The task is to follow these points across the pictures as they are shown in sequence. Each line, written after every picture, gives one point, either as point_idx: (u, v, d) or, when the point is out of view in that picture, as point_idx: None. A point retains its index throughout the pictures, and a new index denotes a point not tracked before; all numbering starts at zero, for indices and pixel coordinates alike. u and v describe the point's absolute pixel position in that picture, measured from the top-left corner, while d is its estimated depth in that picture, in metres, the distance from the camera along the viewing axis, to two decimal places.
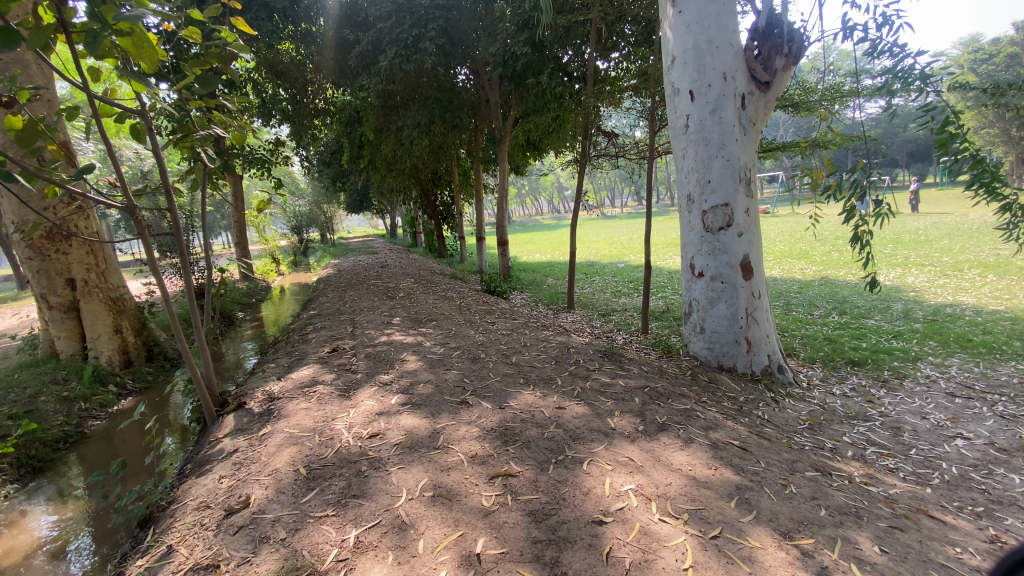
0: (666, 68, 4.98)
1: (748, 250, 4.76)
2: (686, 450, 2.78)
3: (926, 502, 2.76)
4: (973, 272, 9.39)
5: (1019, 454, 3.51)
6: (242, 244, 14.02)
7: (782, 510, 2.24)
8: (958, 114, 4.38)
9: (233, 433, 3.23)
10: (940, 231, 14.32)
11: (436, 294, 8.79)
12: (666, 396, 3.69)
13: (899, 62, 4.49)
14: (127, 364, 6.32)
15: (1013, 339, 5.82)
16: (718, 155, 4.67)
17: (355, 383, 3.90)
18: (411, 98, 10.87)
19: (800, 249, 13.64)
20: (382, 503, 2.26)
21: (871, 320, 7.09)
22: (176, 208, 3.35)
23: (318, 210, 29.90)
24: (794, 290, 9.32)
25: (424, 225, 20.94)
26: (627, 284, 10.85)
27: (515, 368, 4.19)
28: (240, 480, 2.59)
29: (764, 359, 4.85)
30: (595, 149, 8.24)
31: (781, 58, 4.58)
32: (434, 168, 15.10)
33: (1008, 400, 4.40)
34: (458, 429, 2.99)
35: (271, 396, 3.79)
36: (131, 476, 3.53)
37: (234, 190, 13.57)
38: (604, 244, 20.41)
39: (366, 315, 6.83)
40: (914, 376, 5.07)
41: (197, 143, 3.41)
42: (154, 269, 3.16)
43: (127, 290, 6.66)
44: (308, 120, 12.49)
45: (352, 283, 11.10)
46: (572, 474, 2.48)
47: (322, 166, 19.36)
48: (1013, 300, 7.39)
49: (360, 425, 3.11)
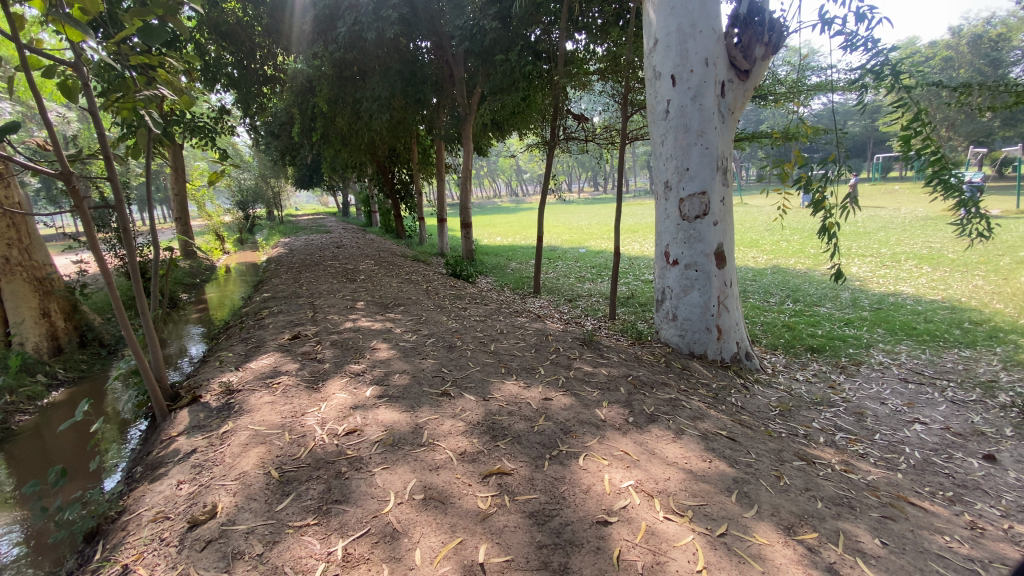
0: (648, 51, 4.87)
1: (722, 239, 4.78)
2: (678, 442, 2.73)
3: (902, 488, 2.88)
4: (910, 263, 10.03)
5: (973, 439, 3.75)
6: (183, 219, 12.98)
7: (782, 504, 2.23)
8: (925, 112, 4.52)
9: (188, 431, 2.92)
10: (877, 224, 15.25)
11: (399, 278, 8.43)
12: (649, 385, 3.67)
13: (873, 57, 4.59)
14: (57, 351, 5.66)
15: (953, 326, 6.24)
16: (697, 143, 4.62)
17: (323, 373, 3.64)
18: (370, 68, 10.20)
19: (751, 238, 14.20)
20: (369, 509, 2.08)
21: (822, 308, 7.43)
22: (119, 177, 2.91)
23: (264, 185, 28.35)
24: (750, 278, 9.64)
25: (380, 204, 20.24)
26: (590, 270, 10.85)
27: (495, 357, 4.03)
28: (202, 486, 2.33)
29: (733, 346, 4.93)
30: (564, 131, 7.98)
31: (761, 47, 4.56)
32: (392, 145, 14.44)
33: (956, 386, 4.71)
34: (442, 424, 2.82)
35: (230, 388, 3.45)
36: (71, 482, 3.16)
37: (174, 160, 12.54)
38: (564, 229, 20.39)
39: (326, 299, 6.41)
40: (870, 362, 5.32)
41: (140, 104, 2.97)
42: (92, 243, 2.71)
43: (55, 269, 5.96)
44: (256, 88, 11.84)
45: (307, 264, 10.54)
46: (569, 471, 2.37)
47: (269, 138, 18.15)
48: (948, 290, 7.94)
49: (334, 420, 2.87)
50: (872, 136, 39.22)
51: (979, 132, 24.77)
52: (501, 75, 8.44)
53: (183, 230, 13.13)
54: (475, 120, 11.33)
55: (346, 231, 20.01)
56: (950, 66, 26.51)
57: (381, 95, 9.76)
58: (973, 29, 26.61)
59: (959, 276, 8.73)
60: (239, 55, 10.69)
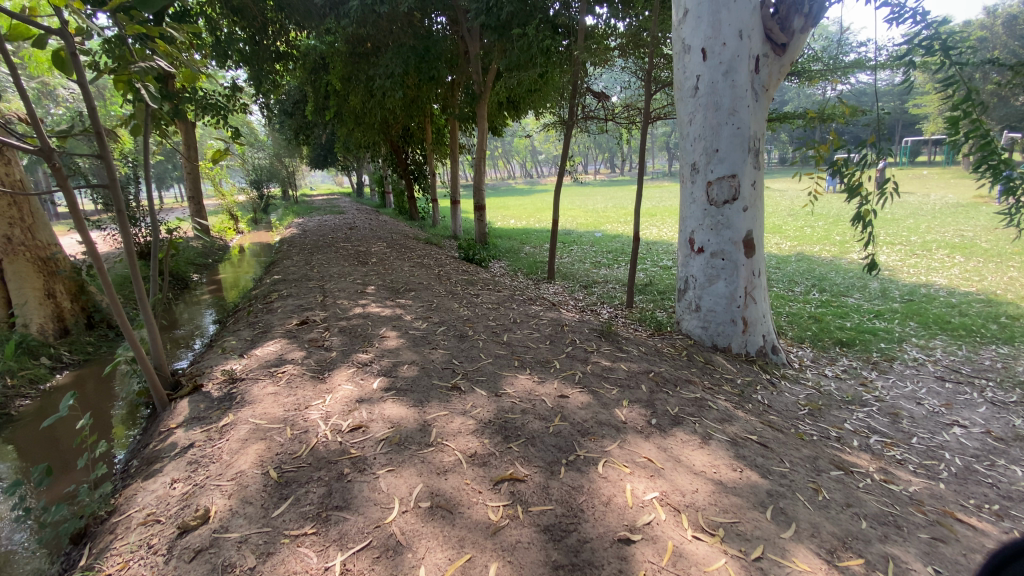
0: (678, 22, 4.53)
1: (752, 226, 4.50)
2: (705, 449, 2.53)
3: (947, 502, 2.69)
4: (941, 252, 9.58)
5: (1017, 445, 3.49)
6: (196, 198, 12.93)
7: (822, 523, 2.04)
8: (977, 92, 4.07)
9: (187, 423, 2.79)
10: (906, 210, 14.63)
11: (411, 262, 8.27)
12: (672, 382, 3.46)
13: (922, 30, 4.17)
14: (63, 333, 5.65)
15: (989, 321, 5.89)
16: (728, 122, 4.32)
17: (329, 362, 3.49)
18: (383, 44, 9.88)
19: (773, 224, 13.72)
20: (371, 519, 1.92)
21: (850, 298, 7.09)
22: (110, 155, 2.72)
23: (279, 165, 28.35)
24: (772, 266, 9.28)
25: (394, 185, 20.04)
26: (606, 255, 10.57)
27: (508, 349, 3.85)
28: (196, 486, 2.20)
29: (759, 339, 4.68)
30: (583, 110, 7.62)
31: (800, 18, 4.20)
32: (406, 124, 14.14)
33: (997, 385, 4.42)
34: (451, 421, 2.65)
35: (233, 377, 3.32)
36: (59, 477, 3.05)
37: (187, 139, 12.40)
38: (580, 212, 19.95)
39: (336, 283, 6.26)
40: (903, 358, 5.03)
41: (135, 77, 2.77)
42: (80, 226, 2.54)
43: (60, 249, 5.88)
44: (268, 65, 11.48)
45: (319, 246, 10.43)
46: (587, 479, 2.19)
47: (283, 117, 17.97)
48: (983, 282, 7.54)
49: (338, 415, 2.72)
50: (902, 119, 37.78)
51: (1013, 116, 23.58)
52: (519, 50, 8.01)
53: (196, 209, 13.08)
54: (490, 98, 10.96)
55: (358, 212, 19.90)
56: (986, 45, 25.22)
57: (394, 73, 9.36)
58: (1010, 9, 25.37)
59: (994, 267, 8.30)
60: (251, 30, 10.34)
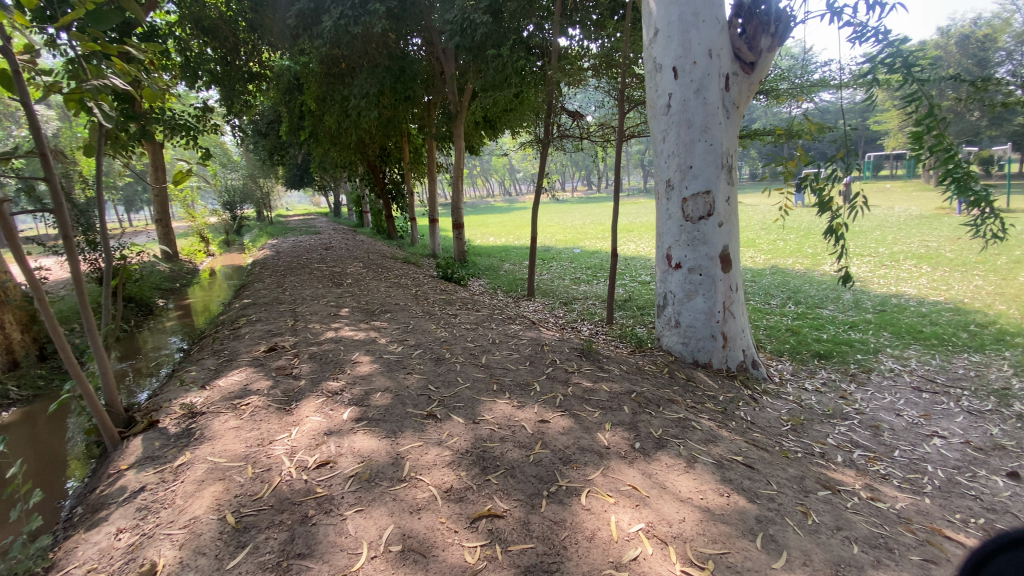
0: (649, 41, 4.57)
1: (728, 241, 4.50)
2: (691, 473, 2.44)
3: (934, 517, 2.65)
4: (909, 263, 9.83)
5: (996, 454, 3.50)
6: (164, 222, 12.54)
7: (812, 550, 1.96)
8: (938, 107, 4.16)
9: (139, 463, 2.59)
10: (873, 223, 15.08)
11: (388, 282, 8.10)
12: (655, 402, 3.38)
13: (883, 49, 4.27)
14: (12, 366, 5.33)
15: (959, 329, 6.01)
16: (700, 139, 4.35)
17: (297, 392, 3.31)
18: (358, 64, 9.83)
19: (748, 237, 13.97)
20: (336, 567, 1.76)
21: (825, 310, 7.18)
22: (57, 178, 2.55)
23: (253, 185, 27.88)
24: (748, 279, 9.39)
25: (371, 204, 19.87)
26: (585, 271, 10.57)
27: (486, 372, 3.72)
28: (144, 536, 2.01)
29: (739, 354, 4.66)
30: (559, 129, 7.65)
31: (767, 37, 4.29)
32: (382, 144, 14.07)
33: (971, 394, 4.47)
34: (425, 453, 2.51)
35: (192, 411, 3.12)
36: None
37: (155, 161, 12.09)
38: (559, 229, 20.06)
39: (309, 307, 6.07)
40: (880, 369, 5.06)
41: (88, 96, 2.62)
42: (19, 256, 2.35)
43: (10, 277, 5.60)
44: (240, 85, 11.31)
45: (292, 267, 10.18)
46: (569, 512, 2.07)
47: (257, 137, 17.74)
48: (950, 291, 7.73)
49: (304, 450, 2.56)
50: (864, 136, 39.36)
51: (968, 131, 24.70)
52: (494, 70, 8.04)
53: (164, 232, 12.68)
54: (466, 117, 10.97)
55: (335, 233, 19.62)
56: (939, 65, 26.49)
57: (369, 92, 9.29)
58: (961, 31, 26.79)
59: (959, 276, 8.54)
60: (223, 50, 10.19)
